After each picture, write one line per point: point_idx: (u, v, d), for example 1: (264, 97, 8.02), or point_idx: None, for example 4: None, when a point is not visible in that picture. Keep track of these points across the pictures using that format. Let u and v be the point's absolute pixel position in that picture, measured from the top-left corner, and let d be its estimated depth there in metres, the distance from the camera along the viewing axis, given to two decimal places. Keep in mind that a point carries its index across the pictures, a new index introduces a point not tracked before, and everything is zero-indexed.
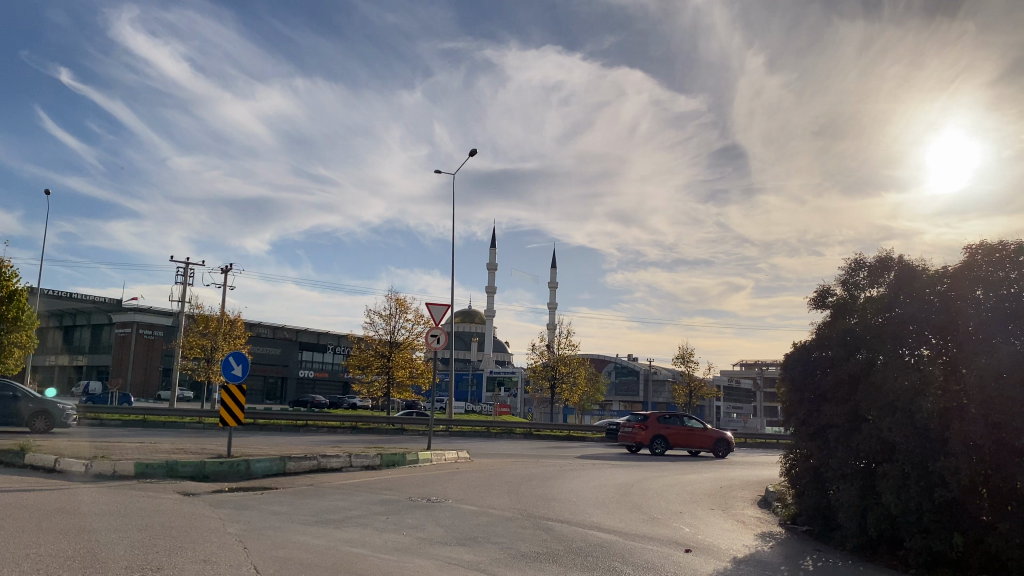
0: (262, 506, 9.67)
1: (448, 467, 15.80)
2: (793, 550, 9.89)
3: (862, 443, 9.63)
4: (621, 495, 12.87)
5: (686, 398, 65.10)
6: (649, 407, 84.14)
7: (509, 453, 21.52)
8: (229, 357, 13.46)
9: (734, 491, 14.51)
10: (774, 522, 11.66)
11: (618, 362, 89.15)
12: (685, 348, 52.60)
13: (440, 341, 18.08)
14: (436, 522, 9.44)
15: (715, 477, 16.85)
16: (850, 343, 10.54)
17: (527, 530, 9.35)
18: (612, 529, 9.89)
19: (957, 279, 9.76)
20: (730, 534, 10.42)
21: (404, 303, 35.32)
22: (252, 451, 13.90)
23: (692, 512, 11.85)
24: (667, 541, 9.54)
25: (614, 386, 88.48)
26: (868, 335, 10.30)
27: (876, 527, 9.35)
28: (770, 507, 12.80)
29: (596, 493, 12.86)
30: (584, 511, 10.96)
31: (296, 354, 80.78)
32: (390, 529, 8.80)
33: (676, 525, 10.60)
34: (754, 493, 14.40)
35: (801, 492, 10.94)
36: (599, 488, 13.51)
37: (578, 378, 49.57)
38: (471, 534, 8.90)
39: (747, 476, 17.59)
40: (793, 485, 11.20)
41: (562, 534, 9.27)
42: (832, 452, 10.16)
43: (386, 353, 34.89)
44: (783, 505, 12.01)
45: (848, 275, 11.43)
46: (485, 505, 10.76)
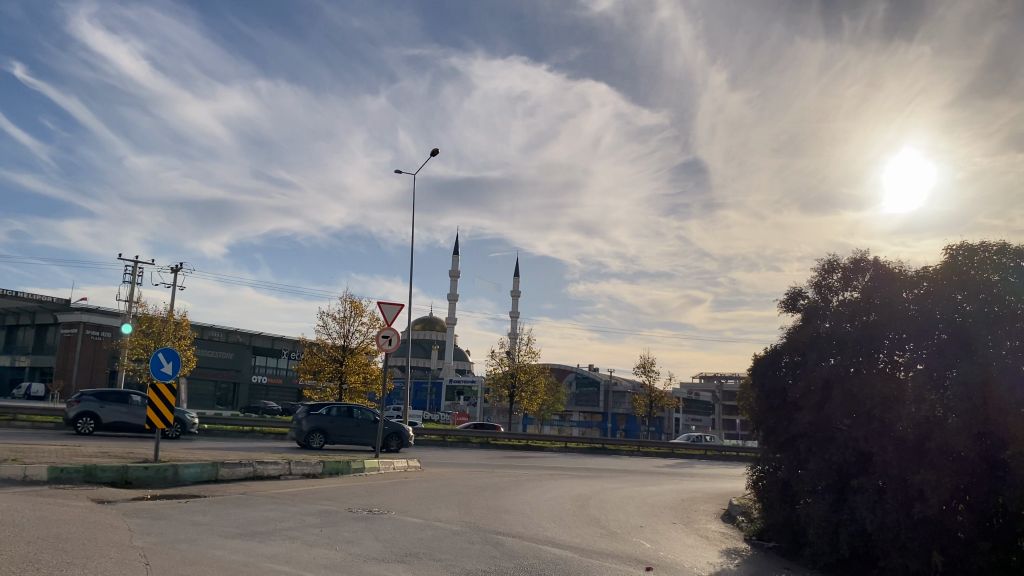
0: (182, 516, 8.74)
1: (395, 476, 14.93)
2: (760, 569, 9.23)
3: (835, 453, 9.02)
4: (578, 507, 12.14)
5: (646, 408, 64.70)
6: (609, 417, 83.72)
7: (463, 462, 20.71)
8: (158, 354, 12.50)
9: (696, 504, 13.88)
10: (738, 538, 11.03)
11: (578, 372, 88.72)
12: (645, 359, 52.20)
13: (392, 343, 17.08)
14: (375, 536, 8.60)
15: (676, 489, 16.21)
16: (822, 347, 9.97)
17: (474, 545, 8.57)
18: (567, 545, 9.15)
19: (937, 282, 9.24)
20: (693, 551, 9.74)
21: (360, 306, 34.30)
22: (182, 456, 12.91)
23: (653, 526, 11.16)
24: (626, 558, 8.82)
25: (574, 396, 88.03)
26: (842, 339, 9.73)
27: (848, 544, 8.74)
28: (734, 522, 12.17)
29: (551, 505, 12.12)
30: (538, 525, 10.20)
31: (250, 358, 79.01)
32: (322, 544, 7.94)
33: (636, 541, 9.89)
34: (717, 507, 13.77)
35: (768, 506, 10.32)
36: (555, 500, 12.76)
37: (538, 386, 48.87)
38: (412, 549, 8.10)
39: (709, 488, 17.00)
40: (760, 499, 10.57)
41: (513, 550, 8.50)
42: (803, 463, 9.55)
43: (339, 358, 33.82)
44: (748, 520, 11.38)
45: (820, 277, 10.89)
46: (431, 517, 9.94)
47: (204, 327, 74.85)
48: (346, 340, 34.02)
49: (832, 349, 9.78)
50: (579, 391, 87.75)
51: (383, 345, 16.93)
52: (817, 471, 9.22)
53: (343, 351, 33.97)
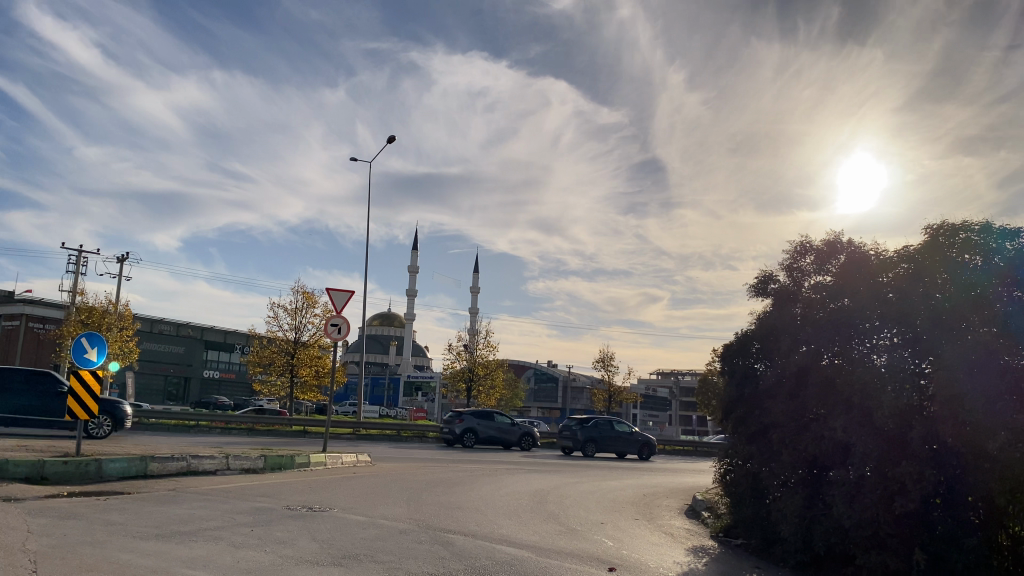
0: (95, 515, 7.83)
1: (342, 472, 14.08)
2: (729, 568, 8.63)
3: (811, 445, 8.46)
4: (536, 503, 11.45)
5: (605, 402, 64.33)
6: (568, 413, 83.37)
7: (417, 457, 19.90)
8: (82, 339, 11.50)
9: (658, 499, 13.28)
10: (704, 534, 10.46)
11: (538, 368, 88.29)
12: (605, 353, 51.76)
13: (342, 332, 16.17)
14: (312, 536, 7.81)
15: (638, 484, 15.62)
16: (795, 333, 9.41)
17: (422, 546, 7.82)
18: (523, 543, 8.44)
19: (916, 263, 8.71)
20: (658, 549, 9.12)
21: (312, 297, 33.24)
22: (109, 451, 11.94)
23: (615, 523, 10.52)
24: (587, 557, 8.15)
25: (532, 392, 87.52)
26: (817, 324, 9.17)
27: (823, 541, 8.19)
28: (699, 518, 11.60)
29: (507, 501, 11.40)
30: (493, 523, 9.46)
31: (201, 353, 77.03)
32: (251, 545, 7.13)
33: (598, 539, 9.20)
34: (680, 502, 13.20)
35: (736, 501, 9.77)
36: (512, 496, 12.05)
37: (497, 381, 48.12)
38: (352, 551, 7.33)
39: (671, 483, 16.44)
40: (727, 493, 10.02)
41: (464, 550, 7.76)
42: (775, 455, 8.98)
43: (290, 350, 32.70)
44: (714, 516, 10.83)
45: (792, 260, 10.34)
46: (377, 515, 9.16)
47: (153, 320, 72.73)
48: (298, 332, 32.91)
49: (806, 334, 9.22)
50: (537, 387, 87.25)
51: (332, 333, 16.05)
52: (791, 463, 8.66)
53: (295, 343, 32.85)
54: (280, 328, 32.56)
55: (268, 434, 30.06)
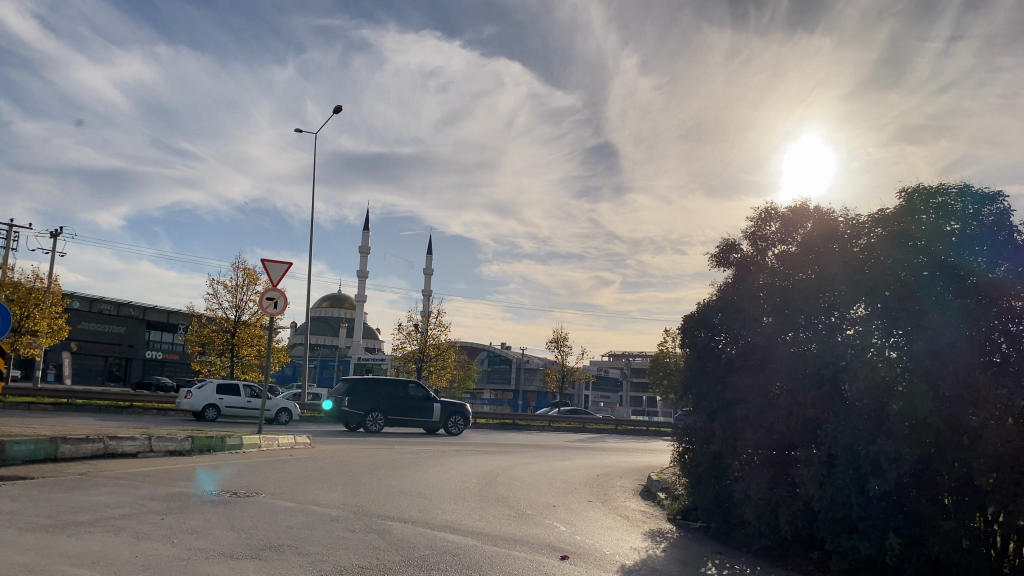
0: None
1: (278, 454, 13.20)
2: (689, 554, 8.02)
3: (778, 423, 7.86)
4: (484, 486, 10.75)
5: (558, 383, 64.01)
6: (520, 395, 83.01)
7: (362, 438, 19.04)
8: None
9: (612, 480, 12.68)
10: (661, 517, 9.88)
11: (490, 349, 87.71)
12: (558, 333, 51.30)
13: (278, 306, 15.18)
14: (231, 525, 6.97)
15: (591, 464, 15.03)
16: (761, 302, 8.77)
17: (355, 535, 7.03)
18: (467, 530, 7.72)
19: (890, 228, 8.12)
20: (613, 534, 8.48)
21: (253, 273, 32.00)
22: (15, 432, 10.88)
23: (567, 506, 9.87)
24: (537, 545, 7.47)
25: (485, 373, 86.97)
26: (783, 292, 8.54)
27: (790, 525, 7.65)
28: (655, 499, 11.01)
29: (453, 484, 10.68)
30: (438, 508, 8.72)
31: (144, 333, 74.70)
32: (157, 536, 6.27)
33: (550, 524, 8.53)
34: (635, 483, 12.62)
35: (695, 482, 9.19)
36: (459, 478, 11.34)
37: (447, 362, 47.35)
38: (274, 541, 6.53)
39: (625, 463, 15.89)
40: (686, 474, 9.44)
41: (402, 540, 6.99)
42: (738, 433, 8.37)
43: (231, 329, 31.49)
44: (671, 498, 10.24)
45: (756, 226, 9.67)
46: (308, 501, 8.36)
47: (92, 299, 70.20)
48: (239, 310, 31.64)
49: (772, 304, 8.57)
50: (490, 368, 86.73)
51: (267, 307, 15.06)
52: (756, 442, 8.05)
53: (236, 322, 31.60)
54: (220, 306, 31.25)
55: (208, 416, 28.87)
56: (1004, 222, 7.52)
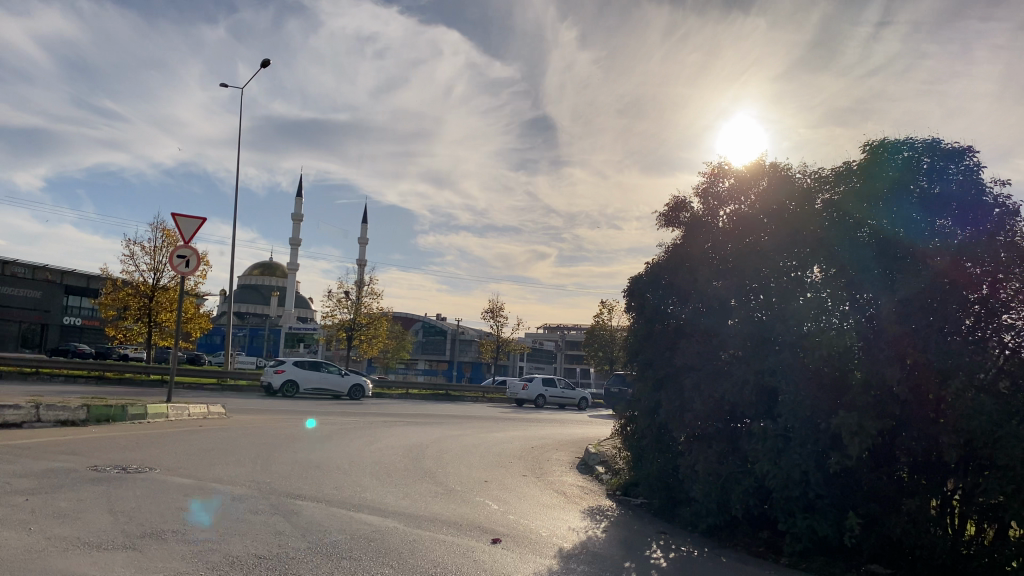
0: None
1: (187, 425, 12.11)
2: (632, 535, 7.36)
3: (730, 393, 7.21)
4: (410, 459, 9.94)
5: (493, 354, 63.41)
6: (454, 367, 82.23)
7: (285, 408, 17.97)
8: None
9: (548, 453, 12.00)
10: (599, 493, 9.23)
11: (424, 320, 86.59)
12: (494, 304, 50.52)
13: (190, 266, 13.97)
14: (108, 507, 5.97)
15: (525, 437, 14.34)
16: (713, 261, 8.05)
17: (258, 517, 6.14)
18: (388, 510, 6.90)
19: (856, 183, 7.40)
20: (549, 513, 7.75)
21: (173, 235, 30.25)
22: None
23: (500, 481, 9.13)
24: (466, 526, 6.69)
25: (419, 344, 85.95)
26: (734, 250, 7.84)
27: (741, 504, 7.06)
28: (593, 474, 10.35)
29: (377, 458, 9.84)
30: (357, 485, 7.87)
31: (60, 299, 71.25)
32: (14, 522, 5.26)
33: (480, 502, 7.75)
34: (572, 456, 11.96)
35: (638, 457, 8.53)
36: (385, 451, 10.51)
37: (380, 331, 46.16)
38: (159, 526, 5.57)
39: (561, 435, 15.26)
40: (628, 448, 8.79)
41: (310, 524, 6.10)
42: (685, 403, 7.71)
43: (148, 293, 29.77)
44: (611, 472, 9.60)
45: (708, 183, 8.92)
46: (209, 478, 7.40)
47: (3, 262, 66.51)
48: (157, 273, 29.86)
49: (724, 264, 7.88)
50: (424, 339, 85.70)
51: (178, 266, 13.83)
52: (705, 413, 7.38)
53: (154, 285, 29.84)
54: (136, 268, 29.45)
55: (123, 384, 27.30)
56: (974, 177, 6.91)
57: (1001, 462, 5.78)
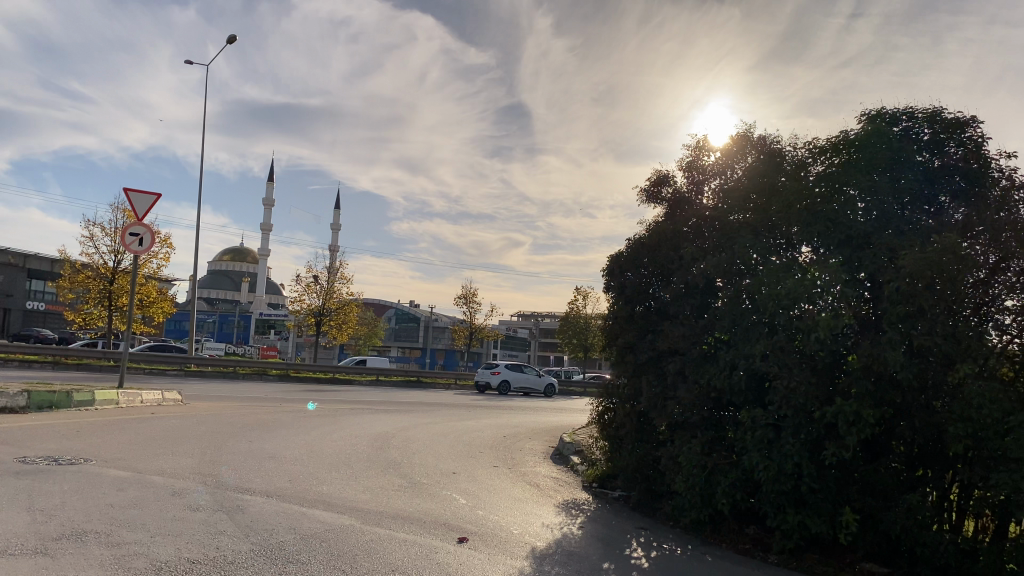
0: None
1: (138, 412, 11.38)
2: (609, 531, 6.83)
3: (716, 377, 6.60)
4: (374, 450, 9.33)
5: (466, 341, 62.80)
6: (427, 354, 81.51)
7: (248, 395, 17.23)
8: None
9: (521, 442, 11.45)
10: (574, 484, 8.71)
11: (398, 307, 85.74)
12: (467, 290, 49.88)
13: (144, 244, 13.16)
14: (27, 505, 5.30)
15: (498, 425, 13.79)
16: (697, 236, 7.46)
17: (199, 516, 5.52)
18: (346, 506, 6.31)
19: (854, 152, 6.75)
20: (521, 508, 7.21)
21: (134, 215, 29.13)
22: None
23: (469, 473, 8.57)
24: (432, 523, 6.12)
25: (392, 331, 85.11)
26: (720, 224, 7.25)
27: (727, 498, 6.55)
28: (568, 464, 9.83)
29: (339, 448, 9.21)
30: (314, 478, 7.26)
31: (22, 283, 69.39)
32: None
33: (447, 496, 7.18)
34: (545, 445, 11.44)
35: (616, 447, 8.01)
36: (348, 441, 9.89)
37: (350, 318, 45.34)
38: (83, 526, 4.93)
39: (535, 423, 14.74)
40: (605, 438, 8.25)
41: (256, 523, 5.50)
42: (669, 389, 7.15)
43: (108, 276, 28.70)
44: (588, 463, 9.09)
45: (693, 156, 8.37)
46: (149, 471, 6.75)
47: None
48: (118, 256, 28.77)
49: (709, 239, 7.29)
50: (397, 326, 84.89)
51: (130, 244, 13.03)
52: (690, 400, 6.82)
53: (114, 268, 28.78)
54: (96, 251, 28.35)
55: (81, 370, 26.33)
56: (980, 151, 6.43)
57: (1010, 454, 5.31)
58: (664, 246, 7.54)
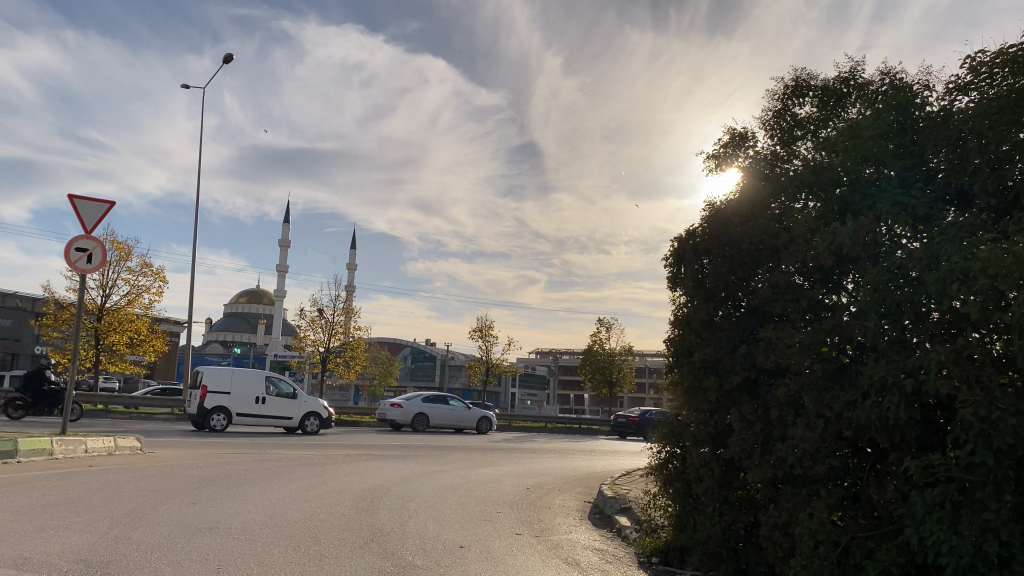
0: None
1: (73, 463, 9.19)
2: None
3: (854, 409, 4.29)
4: (357, 514, 7.05)
5: (484, 378, 60.29)
6: (443, 393, 79.04)
7: (230, 440, 14.93)
8: None
9: (547, 497, 9.10)
10: (627, 560, 6.39)
11: (413, 346, 83.58)
12: (484, 324, 47.63)
13: (93, 262, 10.96)
14: None
15: (518, 473, 11.48)
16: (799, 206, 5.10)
17: None
18: None
19: None
20: None
21: (124, 247, 26.89)
22: None
23: (483, 545, 6.27)
24: None
25: (408, 369, 82.86)
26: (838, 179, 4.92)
27: None
28: (611, 529, 7.51)
29: (311, 513, 6.94)
30: (259, 565, 5.01)
31: (29, 327, 67.64)
32: None
33: None
34: (578, 499, 9.14)
35: (689, 507, 5.71)
36: (324, 501, 7.60)
37: (361, 355, 43.08)
38: None
39: (562, 469, 12.37)
40: (671, 495, 5.96)
41: None
42: (773, 426, 4.82)
43: (96, 313, 26.46)
44: (643, 528, 6.77)
45: (780, 110, 6.20)
46: (4, 563, 4.55)
47: None
48: (107, 291, 26.59)
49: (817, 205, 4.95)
50: (413, 365, 82.69)
51: (77, 262, 10.87)
52: (812, 443, 4.49)
53: (103, 305, 26.57)
54: (82, 287, 26.21)
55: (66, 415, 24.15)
56: None
57: None
58: (752, 220, 5.22)
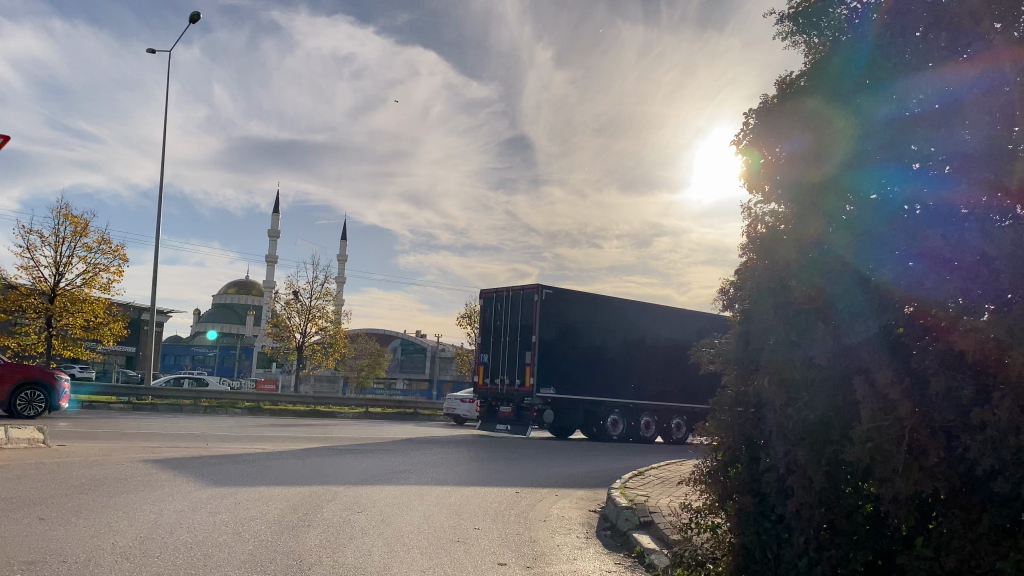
0: None
1: None
2: None
3: None
4: (274, 536, 5.04)
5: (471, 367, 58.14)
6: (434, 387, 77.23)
7: (172, 432, 12.85)
8: None
9: (541, 506, 7.07)
10: None
11: (404, 337, 81.91)
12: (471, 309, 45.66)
13: None
14: None
15: (506, 473, 9.46)
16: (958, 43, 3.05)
17: None
18: None
19: None
20: None
21: (79, 222, 24.55)
22: None
23: None
24: None
25: (396, 362, 80.84)
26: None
27: None
28: (628, 554, 5.48)
29: (206, 535, 4.91)
30: None
31: None
32: None
33: None
34: (580, 510, 7.11)
35: (764, 534, 3.72)
36: (236, 515, 5.58)
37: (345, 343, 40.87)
38: None
39: (558, 468, 10.37)
40: (733, 517, 3.94)
41: None
42: (941, 403, 2.82)
43: (48, 294, 24.17)
44: (680, 561, 4.74)
45: None
46: None
47: None
48: (60, 271, 24.28)
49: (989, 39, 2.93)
50: (403, 356, 80.85)
51: None
52: None
53: (55, 286, 24.28)
54: (33, 264, 23.89)
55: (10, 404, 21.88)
56: None
57: None
58: (879, 69, 3.33)
